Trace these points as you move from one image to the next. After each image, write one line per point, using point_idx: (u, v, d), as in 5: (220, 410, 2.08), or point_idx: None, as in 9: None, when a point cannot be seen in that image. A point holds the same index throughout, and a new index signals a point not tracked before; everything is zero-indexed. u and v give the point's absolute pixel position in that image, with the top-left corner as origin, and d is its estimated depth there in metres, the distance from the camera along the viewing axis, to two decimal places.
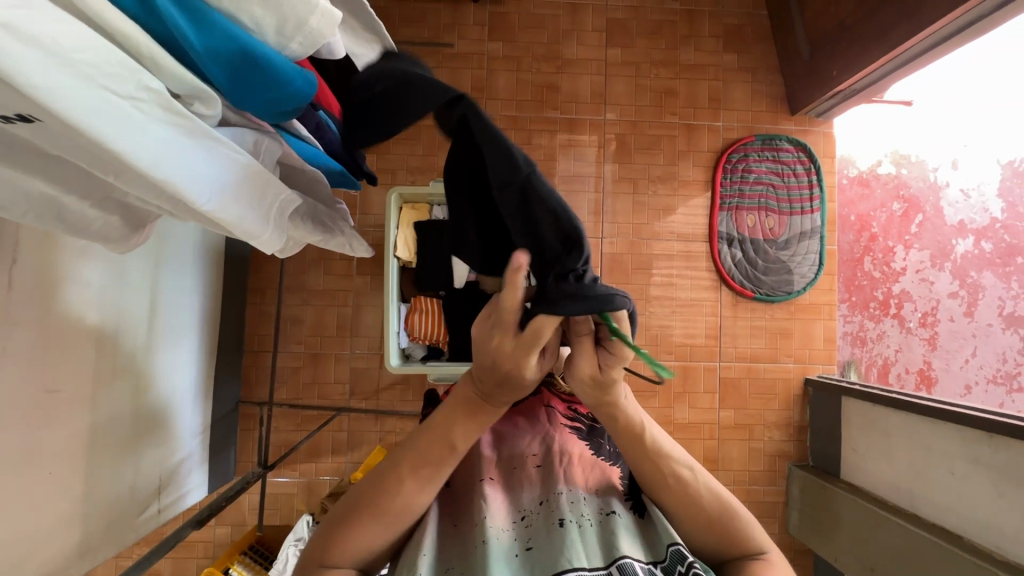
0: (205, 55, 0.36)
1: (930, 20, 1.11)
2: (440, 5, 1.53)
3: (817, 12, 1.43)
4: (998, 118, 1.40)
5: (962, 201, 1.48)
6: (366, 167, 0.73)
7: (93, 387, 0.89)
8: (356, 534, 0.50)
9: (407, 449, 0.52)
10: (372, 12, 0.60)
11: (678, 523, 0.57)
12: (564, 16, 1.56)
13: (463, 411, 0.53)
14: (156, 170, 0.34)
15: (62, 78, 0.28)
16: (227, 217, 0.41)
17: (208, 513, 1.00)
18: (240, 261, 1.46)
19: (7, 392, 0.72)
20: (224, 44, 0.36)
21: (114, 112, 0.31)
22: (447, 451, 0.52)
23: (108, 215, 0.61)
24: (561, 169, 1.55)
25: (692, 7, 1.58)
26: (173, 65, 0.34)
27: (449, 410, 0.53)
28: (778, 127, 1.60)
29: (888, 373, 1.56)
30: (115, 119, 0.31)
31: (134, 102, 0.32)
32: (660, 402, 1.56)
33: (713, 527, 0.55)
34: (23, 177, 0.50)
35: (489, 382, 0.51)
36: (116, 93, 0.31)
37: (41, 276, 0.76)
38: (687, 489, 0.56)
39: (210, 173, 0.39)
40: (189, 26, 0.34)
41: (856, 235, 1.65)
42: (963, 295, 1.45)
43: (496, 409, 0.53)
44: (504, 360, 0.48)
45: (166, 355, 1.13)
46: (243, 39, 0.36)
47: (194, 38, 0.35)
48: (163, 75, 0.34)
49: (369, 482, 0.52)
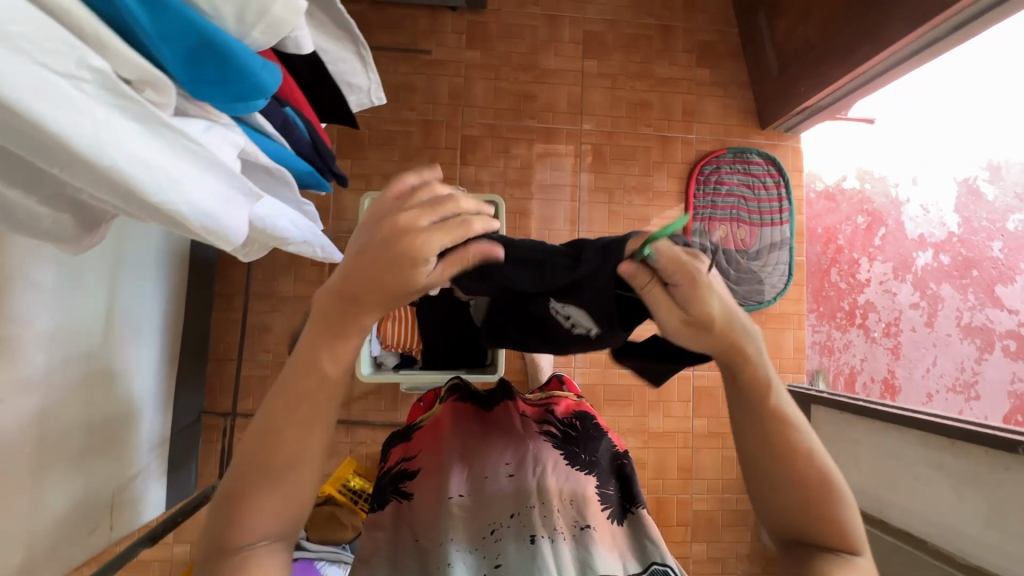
0: (159, 39, 0.34)
1: (891, 41, 1.16)
2: (418, 12, 1.52)
3: (786, 31, 1.47)
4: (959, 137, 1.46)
5: (922, 217, 1.53)
6: (335, 167, 0.71)
7: (41, 397, 0.84)
8: (248, 498, 0.46)
9: (281, 384, 0.47)
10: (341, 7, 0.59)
11: (771, 474, 0.53)
12: (542, 27, 1.57)
13: (327, 330, 0.47)
14: (101, 156, 0.32)
15: None
16: (182, 210, 0.39)
17: (164, 529, 0.95)
18: (206, 265, 1.41)
19: None
20: (179, 30, 0.34)
21: (49, 90, 0.28)
22: (318, 379, 0.47)
23: (57, 212, 0.58)
24: (538, 178, 1.56)
25: (666, 22, 1.62)
26: (122, 47, 0.32)
27: (311, 335, 0.47)
28: (749, 141, 1.64)
29: (855, 381, 1.60)
30: (53, 94, 0.29)
31: (74, 81, 0.30)
32: (635, 411, 1.56)
33: (813, 502, 0.52)
34: None
35: (362, 293, 0.44)
36: (58, 68, 0.29)
37: None
38: (795, 457, 0.53)
39: (162, 161, 0.36)
40: (142, 9, 0.32)
41: (823, 247, 1.72)
42: (923, 306, 1.49)
43: (362, 325, 0.47)
44: (393, 248, 0.43)
45: (122, 363, 1.07)
46: (201, 25, 0.35)
47: (147, 23, 0.33)
48: (110, 57, 0.32)
49: (254, 433, 0.47)
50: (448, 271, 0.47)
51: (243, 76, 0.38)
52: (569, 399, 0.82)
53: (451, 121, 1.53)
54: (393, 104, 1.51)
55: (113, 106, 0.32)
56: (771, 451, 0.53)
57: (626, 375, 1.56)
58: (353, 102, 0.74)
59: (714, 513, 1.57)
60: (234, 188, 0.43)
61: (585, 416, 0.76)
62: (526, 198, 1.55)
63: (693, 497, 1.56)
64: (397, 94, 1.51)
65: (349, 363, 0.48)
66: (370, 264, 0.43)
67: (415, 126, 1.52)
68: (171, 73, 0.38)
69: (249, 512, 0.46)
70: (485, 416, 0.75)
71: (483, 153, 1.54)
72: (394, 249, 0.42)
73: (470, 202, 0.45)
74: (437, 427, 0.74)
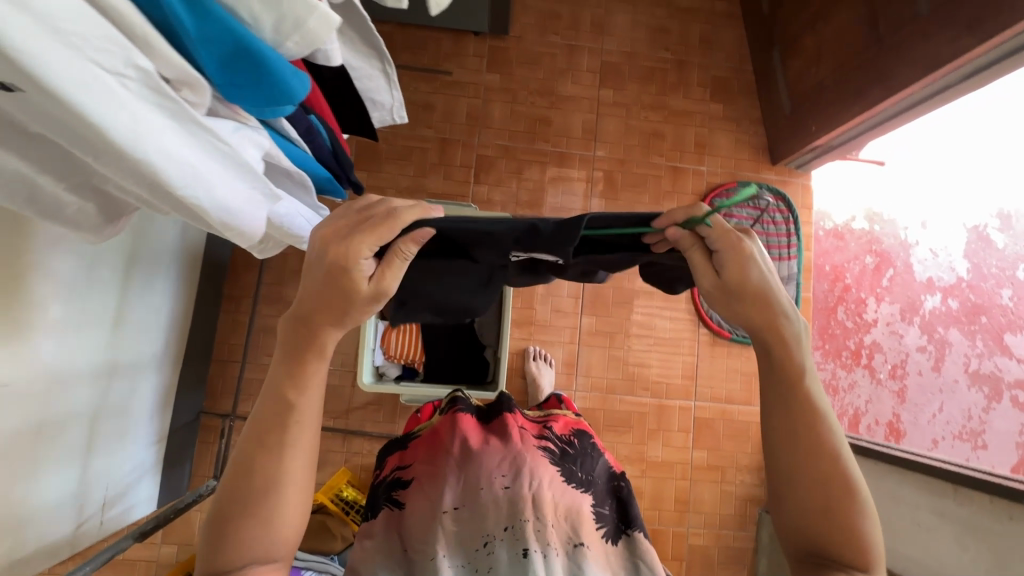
0: (199, 42, 0.36)
1: (903, 85, 1.18)
2: (441, 35, 1.58)
3: (798, 71, 1.50)
4: (969, 182, 1.50)
5: (930, 259, 1.54)
6: (353, 176, 0.73)
7: (46, 384, 0.85)
8: (233, 535, 0.48)
9: (251, 420, 0.51)
10: (370, 23, 0.61)
11: (794, 482, 0.54)
12: (561, 55, 1.62)
13: (287, 355, 0.51)
14: (136, 149, 0.34)
15: (48, 46, 0.27)
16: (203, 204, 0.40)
17: (154, 525, 0.95)
18: (218, 267, 1.43)
19: None
20: (219, 34, 0.36)
21: (97, 86, 0.30)
22: (281, 405, 0.51)
23: (83, 201, 0.60)
24: (549, 200, 1.58)
25: (682, 57, 1.66)
26: (166, 49, 0.34)
27: (274, 366, 0.52)
28: (759, 176, 1.66)
29: (858, 423, 1.59)
30: (92, 85, 0.30)
31: (120, 78, 0.32)
32: (634, 438, 1.54)
33: (832, 519, 0.52)
34: (5, 157, 0.49)
35: (307, 314, 0.50)
36: (100, 62, 0.30)
37: (8, 262, 0.74)
38: (823, 458, 0.54)
39: (191, 157, 0.38)
40: (186, 13, 0.35)
41: (830, 284, 1.70)
42: (931, 350, 1.48)
43: (318, 347, 0.52)
44: (330, 260, 0.48)
45: (128, 356, 1.08)
46: (240, 32, 0.37)
47: (190, 26, 0.35)
48: (154, 57, 0.34)
49: (230, 473, 0.50)
50: (387, 280, 0.51)
51: (274, 83, 0.40)
52: (567, 416, 0.82)
53: (467, 140, 1.57)
54: (412, 121, 1.55)
55: (153, 104, 0.34)
56: (805, 446, 0.54)
57: (626, 402, 1.55)
58: (376, 119, 0.77)
59: (709, 549, 1.54)
60: (254, 186, 0.45)
61: (584, 436, 0.76)
62: (536, 219, 1.57)
63: (690, 530, 1.53)
64: (417, 112, 1.55)
65: (311, 387, 0.52)
66: (316, 282, 0.49)
67: (432, 143, 1.55)
68: (206, 75, 0.40)
69: (232, 541, 0.48)
70: (483, 430, 0.75)
71: (496, 173, 1.57)
72: (328, 263, 0.48)
73: (408, 213, 0.51)
74: (434, 438, 0.74)
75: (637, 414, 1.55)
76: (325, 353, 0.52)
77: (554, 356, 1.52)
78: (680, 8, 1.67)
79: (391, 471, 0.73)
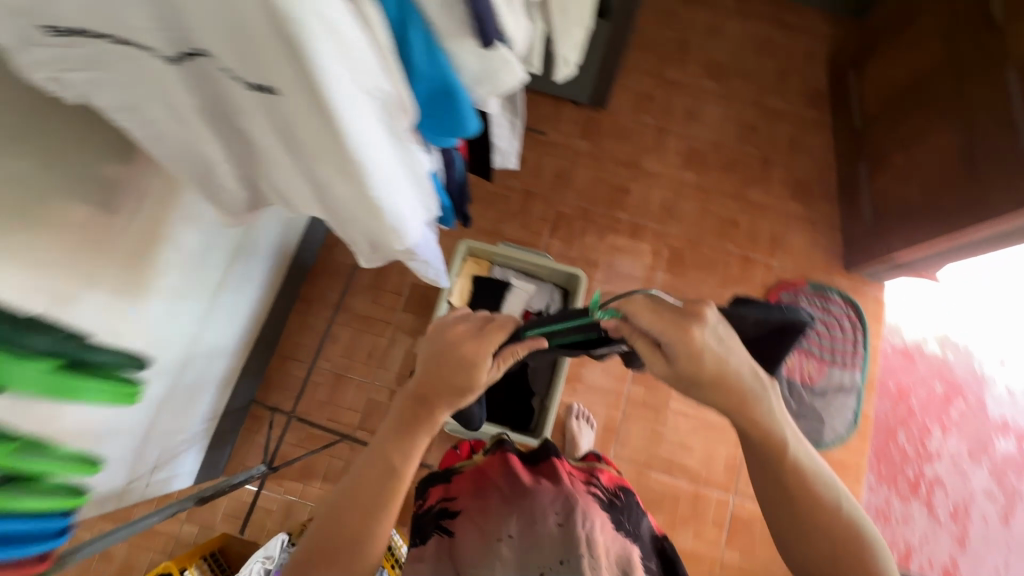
0: (419, 76, 0.43)
1: (995, 217, 1.17)
2: (543, 100, 1.71)
3: (885, 186, 1.52)
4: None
5: (1007, 401, 1.57)
6: (465, 208, 0.80)
7: (144, 343, 0.93)
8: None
9: (355, 474, 0.65)
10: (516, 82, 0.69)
11: (804, 525, 0.63)
12: (650, 134, 1.71)
13: (398, 425, 0.65)
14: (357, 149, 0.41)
15: (337, 63, 0.35)
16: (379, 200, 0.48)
17: (211, 493, 1.02)
18: (301, 269, 1.54)
19: (86, 319, 0.77)
20: (436, 72, 0.43)
21: (352, 97, 0.38)
22: (387, 468, 0.64)
23: (239, 190, 0.70)
24: (617, 265, 1.62)
25: (767, 155, 1.72)
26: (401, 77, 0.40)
27: (384, 429, 0.66)
28: (831, 280, 1.65)
29: (911, 559, 1.46)
30: (352, 107, 0.38)
31: (366, 94, 0.39)
32: (663, 522, 1.48)
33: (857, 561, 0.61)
34: (209, 144, 0.58)
35: (423, 395, 0.65)
36: (362, 89, 0.38)
37: (149, 228, 0.85)
38: (823, 511, 0.63)
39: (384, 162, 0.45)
40: (422, 51, 0.41)
41: (893, 404, 1.58)
42: (1000, 497, 1.51)
43: (426, 426, 0.66)
44: (456, 353, 0.64)
45: (211, 334, 1.17)
46: (451, 75, 0.44)
47: (419, 62, 0.42)
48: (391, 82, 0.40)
49: (328, 520, 0.62)
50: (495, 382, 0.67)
51: (451, 117, 0.47)
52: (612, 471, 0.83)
53: (550, 196, 1.66)
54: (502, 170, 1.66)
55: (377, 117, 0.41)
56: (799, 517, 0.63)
57: (661, 481, 1.50)
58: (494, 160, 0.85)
59: None
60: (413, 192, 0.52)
61: (627, 492, 0.77)
62: (601, 281, 1.61)
63: None
64: None
65: (411, 454, 0.65)
66: (436, 368, 0.64)
67: (516, 193, 1.65)
68: None
69: None
70: (530, 471, 0.77)
71: (571, 231, 1.64)
72: (454, 356, 0.64)
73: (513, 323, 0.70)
74: (481, 474, 0.77)
75: (670, 496, 1.49)
76: (432, 428, 0.66)
77: (595, 418, 1.51)
78: (772, 111, 1.75)
79: (437, 500, 0.75)
